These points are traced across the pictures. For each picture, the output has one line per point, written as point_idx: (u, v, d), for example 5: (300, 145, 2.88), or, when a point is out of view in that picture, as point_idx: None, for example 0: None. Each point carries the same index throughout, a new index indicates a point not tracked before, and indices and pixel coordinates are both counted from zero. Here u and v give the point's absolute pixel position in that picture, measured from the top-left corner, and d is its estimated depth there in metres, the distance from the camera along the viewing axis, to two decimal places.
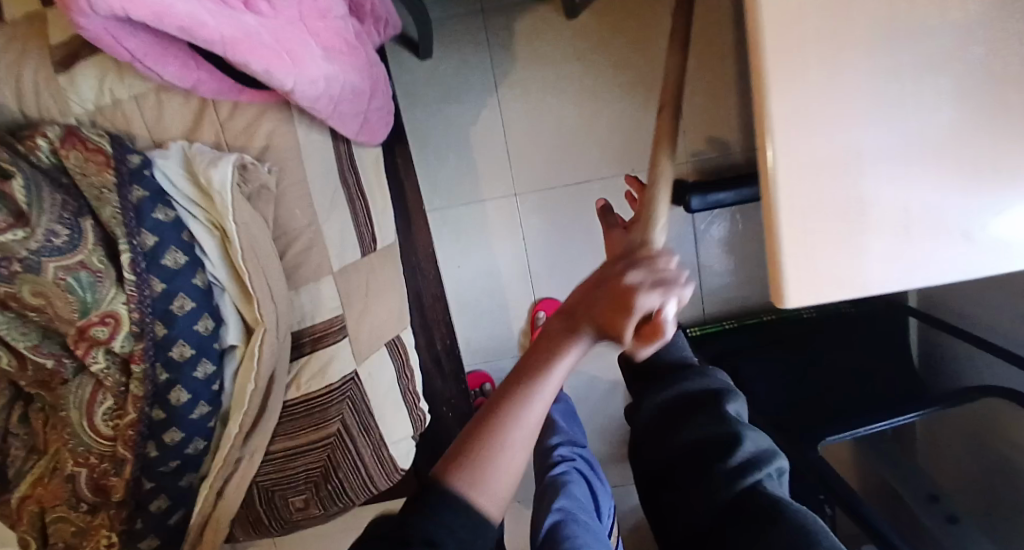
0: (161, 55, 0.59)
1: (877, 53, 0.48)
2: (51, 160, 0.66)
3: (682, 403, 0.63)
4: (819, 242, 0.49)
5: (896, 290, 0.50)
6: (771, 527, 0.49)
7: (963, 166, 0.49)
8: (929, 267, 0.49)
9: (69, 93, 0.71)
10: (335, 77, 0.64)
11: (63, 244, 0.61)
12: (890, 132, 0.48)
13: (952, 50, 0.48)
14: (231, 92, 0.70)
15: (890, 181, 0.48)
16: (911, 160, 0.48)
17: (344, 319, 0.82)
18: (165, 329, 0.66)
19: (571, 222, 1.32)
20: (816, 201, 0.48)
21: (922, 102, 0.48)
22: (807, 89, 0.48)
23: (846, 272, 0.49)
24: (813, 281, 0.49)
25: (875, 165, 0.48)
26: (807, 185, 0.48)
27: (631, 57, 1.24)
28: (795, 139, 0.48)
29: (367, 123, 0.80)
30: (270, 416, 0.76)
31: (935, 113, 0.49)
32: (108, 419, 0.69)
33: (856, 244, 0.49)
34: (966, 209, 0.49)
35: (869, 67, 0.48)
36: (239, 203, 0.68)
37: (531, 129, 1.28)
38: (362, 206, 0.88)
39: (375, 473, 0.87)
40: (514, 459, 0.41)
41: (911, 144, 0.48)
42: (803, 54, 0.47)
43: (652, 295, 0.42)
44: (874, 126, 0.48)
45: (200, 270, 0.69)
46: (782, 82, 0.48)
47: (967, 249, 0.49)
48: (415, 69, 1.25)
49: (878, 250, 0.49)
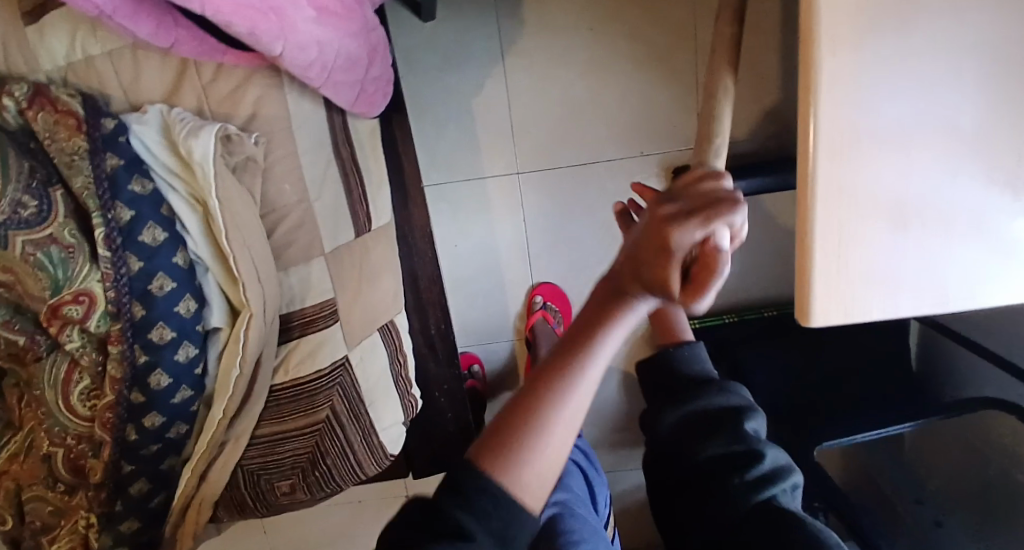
0: (135, 13, 0.54)
1: (921, 38, 0.44)
2: (19, 123, 0.61)
3: (702, 419, 0.60)
4: (853, 243, 0.45)
5: (932, 297, 0.46)
6: (791, 534, 0.51)
7: (1004, 161, 0.45)
8: (946, 265, 0.46)
9: (39, 48, 0.64)
10: (328, 42, 0.58)
11: (31, 217, 0.57)
12: (929, 122, 0.45)
13: (997, 42, 0.45)
14: (214, 52, 0.64)
15: (916, 171, 0.45)
16: (953, 153, 0.45)
17: (335, 303, 0.78)
18: (143, 310, 0.62)
19: (573, 205, 1.28)
20: (836, 191, 0.45)
21: (966, 91, 0.45)
22: (849, 75, 0.44)
23: (879, 275, 0.46)
24: (823, 275, 0.46)
25: (915, 158, 0.45)
26: (844, 179, 0.45)
27: (645, 31, 1.17)
28: (835, 126, 0.44)
29: (363, 92, 0.74)
30: (257, 400, 0.74)
31: (979, 104, 0.45)
32: (85, 399, 0.66)
33: (892, 245, 0.45)
34: (1005, 211, 0.46)
35: (912, 53, 0.44)
36: (223, 176, 0.63)
37: (537, 104, 1.22)
38: (356, 182, 0.84)
39: (364, 459, 0.85)
40: (561, 443, 0.41)
41: (953, 135, 0.45)
42: (846, 44, 0.43)
43: (696, 232, 0.44)
44: (914, 115, 0.44)
45: (181, 248, 0.65)
46: (823, 67, 0.44)
47: (1003, 252, 0.46)
48: (417, 32, 1.17)
49: (913, 252, 0.45)
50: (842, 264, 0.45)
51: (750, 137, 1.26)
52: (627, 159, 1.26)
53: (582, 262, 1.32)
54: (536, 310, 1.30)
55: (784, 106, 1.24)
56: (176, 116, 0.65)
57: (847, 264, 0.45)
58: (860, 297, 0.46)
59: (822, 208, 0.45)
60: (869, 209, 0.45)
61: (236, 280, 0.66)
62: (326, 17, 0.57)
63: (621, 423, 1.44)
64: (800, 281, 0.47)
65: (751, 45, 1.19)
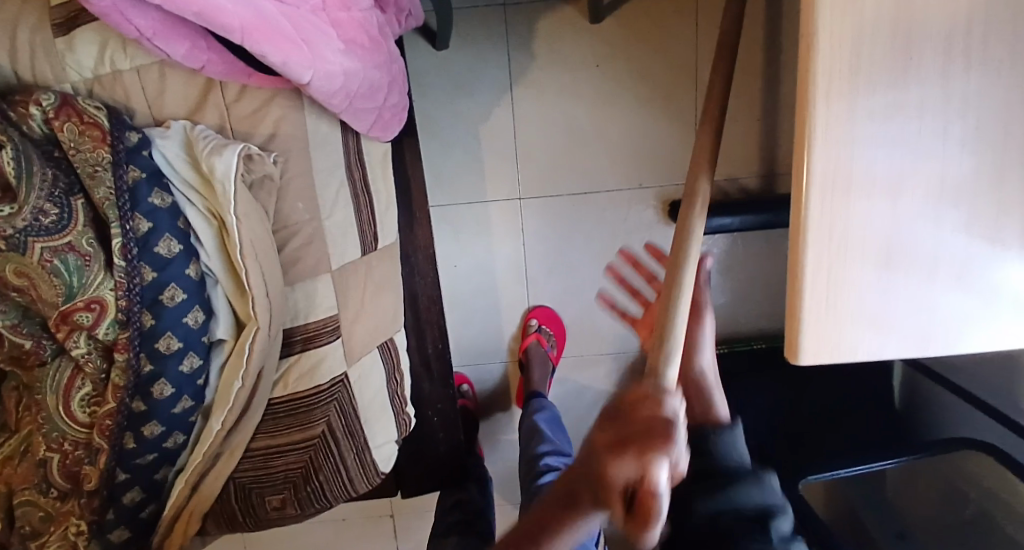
0: (171, 34, 0.58)
1: (924, 89, 0.46)
2: (43, 131, 0.62)
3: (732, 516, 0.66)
4: (837, 284, 0.48)
5: (904, 337, 0.50)
6: None
7: (987, 215, 0.48)
8: (924, 308, 0.49)
9: (66, 58, 0.65)
10: (354, 73, 0.60)
11: (51, 224, 0.58)
12: (921, 172, 0.47)
13: (999, 100, 0.47)
14: (240, 75, 0.67)
15: (902, 218, 0.47)
16: (937, 205, 0.47)
17: (338, 319, 0.80)
18: (153, 320, 0.64)
19: (572, 231, 1.31)
20: (829, 234, 0.47)
21: (960, 143, 0.47)
22: (849, 122, 0.46)
23: (859, 315, 0.49)
24: (812, 312, 0.49)
25: (901, 206, 0.47)
26: (834, 221, 0.47)
27: (649, 69, 1.22)
28: (829, 169, 0.47)
29: (380, 118, 0.76)
30: (255, 413, 0.74)
31: (970, 156, 0.47)
32: (85, 405, 0.67)
33: (872, 288, 0.48)
34: (980, 260, 0.48)
35: (913, 102, 0.46)
36: (242, 195, 0.64)
37: (542, 133, 1.25)
38: (366, 202, 0.86)
39: (356, 475, 0.86)
40: None
41: (940, 187, 0.47)
42: (848, 103, 0.46)
43: (630, 481, 0.40)
44: (907, 165, 0.47)
45: (194, 260, 0.66)
46: (825, 116, 0.46)
47: (974, 299, 0.49)
48: (429, 58, 1.20)
49: (892, 296, 0.49)
50: (828, 303, 0.48)
51: (745, 176, 1.30)
52: (627, 190, 1.29)
53: (579, 288, 1.35)
54: (531, 333, 1.32)
55: (779, 147, 1.29)
56: (198, 132, 0.66)
57: (832, 303, 0.48)
58: (843, 334, 0.49)
59: (816, 249, 0.48)
60: (858, 250, 0.48)
61: (245, 294, 0.68)
62: (353, 49, 0.59)
63: None
64: (791, 316, 0.50)
65: (749, 88, 1.24)
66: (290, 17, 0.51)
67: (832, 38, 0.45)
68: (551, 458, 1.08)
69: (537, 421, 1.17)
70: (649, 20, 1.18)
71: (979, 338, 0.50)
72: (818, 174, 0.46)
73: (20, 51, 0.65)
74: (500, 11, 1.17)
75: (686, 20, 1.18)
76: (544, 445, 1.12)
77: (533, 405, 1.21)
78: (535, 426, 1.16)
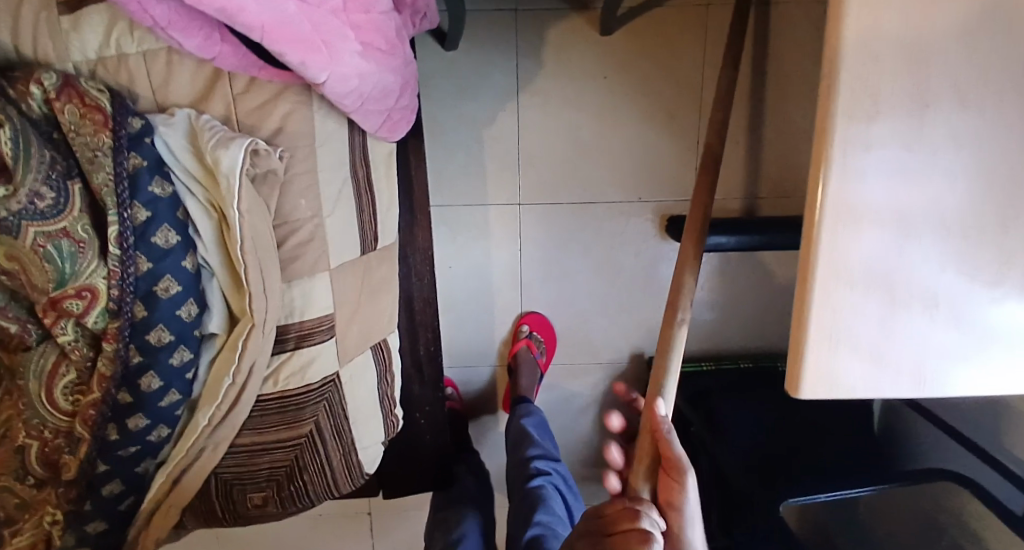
0: (185, 24, 0.59)
1: (938, 126, 0.46)
2: (43, 111, 0.61)
3: None
4: (843, 311, 0.49)
5: (906, 369, 0.50)
6: None
7: (987, 251, 0.49)
8: (918, 346, 0.50)
9: (72, 38, 0.64)
10: (369, 75, 0.60)
11: (47, 209, 0.56)
12: (929, 206, 0.47)
13: (1006, 143, 0.48)
14: (251, 67, 0.66)
15: (908, 249, 0.48)
16: (942, 239, 0.48)
17: (334, 319, 0.79)
18: (145, 311, 0.62)
19: (569, 240, 1.31)
20: (833, 268, 0.48)
21: (968, 179, 0.47)
22: (866, 153, 0.46)
23: (862, 345, 0.49)
24: (817, 338, 0.49)
25: (907, 238, 0.48)
26: (844, 249, 0.47)
27: (656, 85, 1.23)
28: (843, 197, 0.47)
29: (389, 119, 0.76)
30: (243, 409, 0.72)
31: (977, 192, 0.48)
32: (69, 394, 0.65)
33: (876, 318, 0.49)
34: (979, 297, 0.49)
35: (925, 137, 0.46)
36: (246, 191, 0.63)
37: (545, 140, 1.25)
38: (368, 202, 0.85)
39: (340, 476, 0.86)
40: None
41: (946, 221, 0.48)
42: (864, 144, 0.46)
43: None
44: (916, 197, 0.47)
45: (191, 252, 0.65)
46: (842, 146, 0.46)
47: (971, 334, 0.50)
48: (437, 58, 1.19)
49: (894, 326, 0.49)
50: (826, 334, 0.49)
51: (744, 197, 1.31)
52: (626, 203, 1.30)
53: (572, 297, 1.35)
54: (521, 339, 1.32)
55: (779, 171, 1.29)
56: (204, 123, 0.65)
57: (830, 336, 0.49)
58: (838, 366, 0.50)
59: (818, 281, 0.48)
60: (864, 278, 0.48)
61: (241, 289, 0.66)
62: (370, 52, 0.59)
63: (592, 458, 1.45)
64: (795, 342, 0.50)
65: (754, 110, 1.25)
66: (312, 19, 0.51)
67: (851, 82, 0.45)
68: (541, 461, 1.10)
69: (525, 425, 1.16)
70: (658, 36, 1.19)
71: (969, 381, 0.51)
72: (829, 212, 0.47)
73: (23, 27, 0.63)
74: (512, 17, 1.17)
75: (694, 40, 1.20)
76: (534, 448, 1.12)
77: (520, 412, 1.20)
78: (523, 430, 1.15)
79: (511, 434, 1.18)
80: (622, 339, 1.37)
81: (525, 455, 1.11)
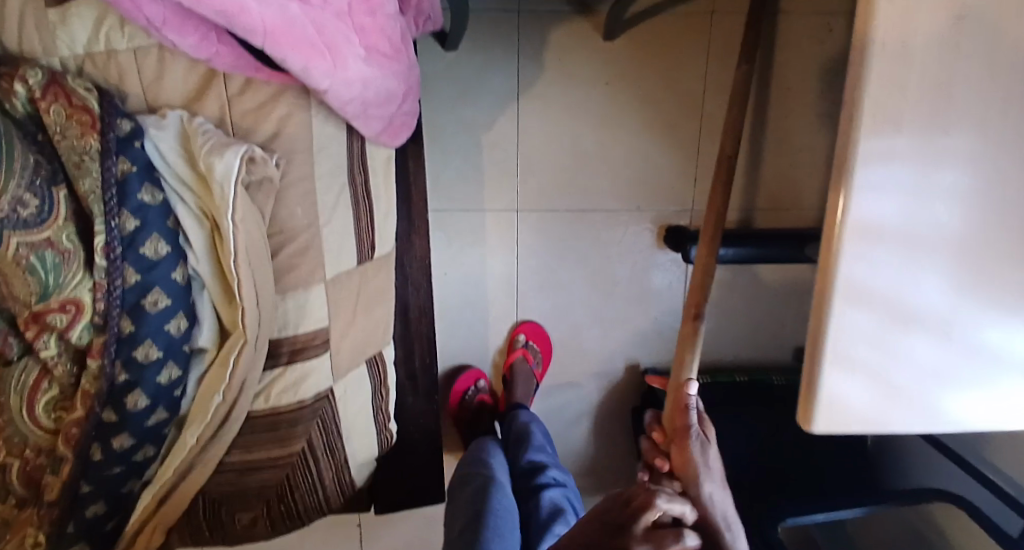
0: (181, 24, 0.57)
1: (958, 145, 0.45)
2: (27, 110, 0.57)
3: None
4: (856, 335, 0.47)
5: (912, 390, 0.50)
6: None
7: (1000, 275, 0.48)
8: (924, 368, 0.49)
9: (58, 31, 0.60)
10: (373, 82, 0.57)
11: (29, 218, 0.53)
12: (943, 228, 0.46)
13: None
14: (248, 68, 0.63)
15: (922, 272, 0.47)
16: (955, 261, 0.47)
17: (328, 331, 0.76)
18: (132, 326, 0.59)
19: (566, 248, 1.29)
20: (849, 287, 0.46)
21: (986, 200, 0.46)
22: (886, 173, 0.44)
23: (872, 368, 0.48)
24: (831, 361, 0.48)
25: (921, 260, 0.47)
26: (859, 272, 0.46)
27: (658, 94, 1.22)
28: (861, 218, 0.45)
29: (390, 124, 0.73)
30: (235, 423, 0.69)
31: (995, 214, 0.46)
32: (51, 410, 0.62)
33: (887, 341, 0.48)
34: (988, 319, 0.49)
35: (944, 157, 0.45)
36: (241, 200, 0.60)
37: (545, 147, 1.23)
38: (366, 209, 0.82)
39: (331, 491, 0.84)
40: None
41: (960, 243, 0.47)
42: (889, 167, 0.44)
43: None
44: (932, 219, 0.46)
45: (181, 262, 0.62)
46: (863, 165, 0.44)
47: (977, 356, 0.49)
48: (438, 59, 1.16)
49: (904, 349, 0.48)
50: (835, 354, 0.48)
51: (743, 208, 1.30)
52: (624, 212, 1.28)
53: (568, 306, 1.33)
54: (517, 348, 1.30)
55: (778, 184, 1.28)
56: (198, 126, 0.61)
57: (845, 356, 0.48)
58: (848, 386, 0.49)
59: (835, 302, 0.47)
60: (879, 301, 0.47)
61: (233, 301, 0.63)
62: (375, 56, 0.56)
63: (583, 469, 1.43)
64: (811, 365, 0.49)
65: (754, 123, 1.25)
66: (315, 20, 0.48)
67: (879, 102, 0.43)
68: (554, 470, 1.05)
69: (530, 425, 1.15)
70: (662, 44, 1.18)
71: (971, 404, 0.51)
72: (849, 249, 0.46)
73: (7, 18, 0.60)
74: (515, 20, 1.15)
75: (697, 50, 1.19)
76: (540, 453, 1.08)
77: (521, 417, 1.18)
78: (526, 431, 1.13)
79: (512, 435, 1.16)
80: (617, 349, 1.36)
81: (534, 460, 1.06)
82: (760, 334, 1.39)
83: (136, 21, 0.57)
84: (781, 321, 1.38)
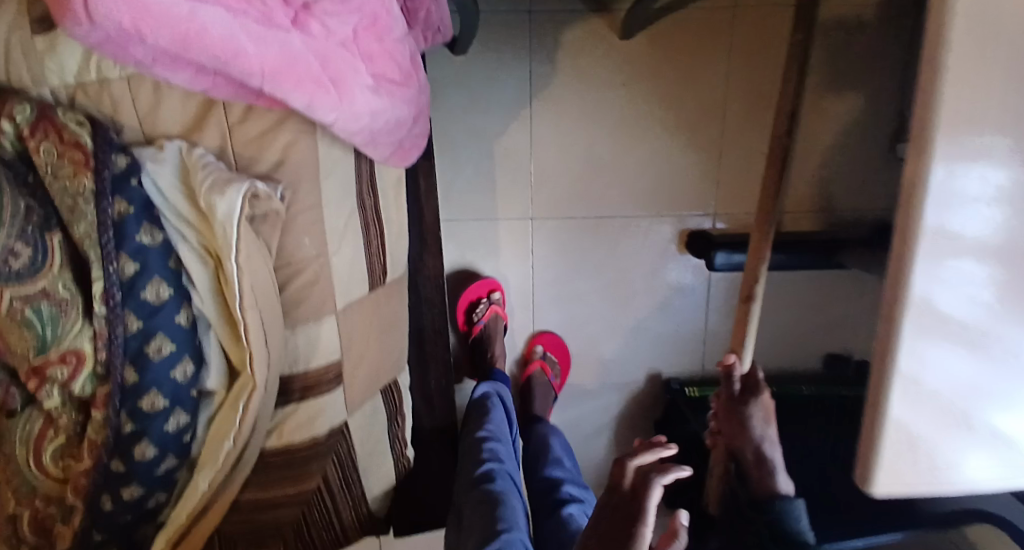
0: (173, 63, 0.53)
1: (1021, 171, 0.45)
2: (16, 149, 0.54)
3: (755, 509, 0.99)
4: (927, 362, 0.48)
5: (978, 413, 0.51)
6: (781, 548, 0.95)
7: None
8: (986, 393, 0.50)
9: (46, 61, 0.56)
10: (384, 111, 0.53)
11: (21, 269, 0.50)
12: (1005, 256, 0.47)
13: None
14: (248, 95, 0.59)
15: (987, 298, 0.48)
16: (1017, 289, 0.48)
17: (341, 365, 0.73)
18: (136, 375, 0.56)
19: (583, 256, 1.25)
20: (922, 315, 0.47)
21: None
22: (956, 205, 0.45)
23: (940, 394, 0.49)
24: (903, 386, 0.48)
25: (985, 285, 0.47)
26: (933, 300, 0.46)
27: (679, 94, 1.16)
28: (932, 249, 0.45)
29: (401, 147, 0.68)
30: (246, 465, 0.66)
31: None
32: (59, 458, 0.60)
33: (955, 365, 0.49)
34: None
35: (1007, 182, 0.45)
36: (246, 237, 0.56)
37: (560, 152, 1.18)
38: (377, 233, 0.78)
39: (349, 526, 0.81)
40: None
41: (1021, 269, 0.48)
42: None
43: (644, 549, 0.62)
44: (999, 248, 0.47)
45: (185, 304, 0.59)
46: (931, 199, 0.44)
47: None
48: (448, 64, 1.12)
49: (969, 375, 0.49)
50: (907, 379, 0.48)
51: None
52: (643, 219, 1.23)
53: (586, 316, 1.29)
54: (535, 360, 1.26)
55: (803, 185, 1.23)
56: (198, 159, 0.58)
57: (904, 376, 0.48)
58: (905, 411, 0.49)
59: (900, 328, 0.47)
60: (947, 328, 0.47)
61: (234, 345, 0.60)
62: (382, 85, 0.52)
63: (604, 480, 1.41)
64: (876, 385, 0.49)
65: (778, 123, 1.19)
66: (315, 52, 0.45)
67: None
68: (572, 487, 0.99)
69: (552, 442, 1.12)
70: (683, 42, 1.12)
71: (988, 466, 0.52)
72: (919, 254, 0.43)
73: None
74: (527, 21, 1.09)
75: (719, 47, 1.13)
76: (558, 469, 1.04)
77: (542, 429, 1.16)
78: (546, 446, 1.10)
79: (530, 448, 1.13)
80: (636, 359, 1.32)
81: (551, 476, 1.02)
82: (786, 342, 1.33)
83: (124, 62, 0.53)
84: (808, 329, 1.33)
